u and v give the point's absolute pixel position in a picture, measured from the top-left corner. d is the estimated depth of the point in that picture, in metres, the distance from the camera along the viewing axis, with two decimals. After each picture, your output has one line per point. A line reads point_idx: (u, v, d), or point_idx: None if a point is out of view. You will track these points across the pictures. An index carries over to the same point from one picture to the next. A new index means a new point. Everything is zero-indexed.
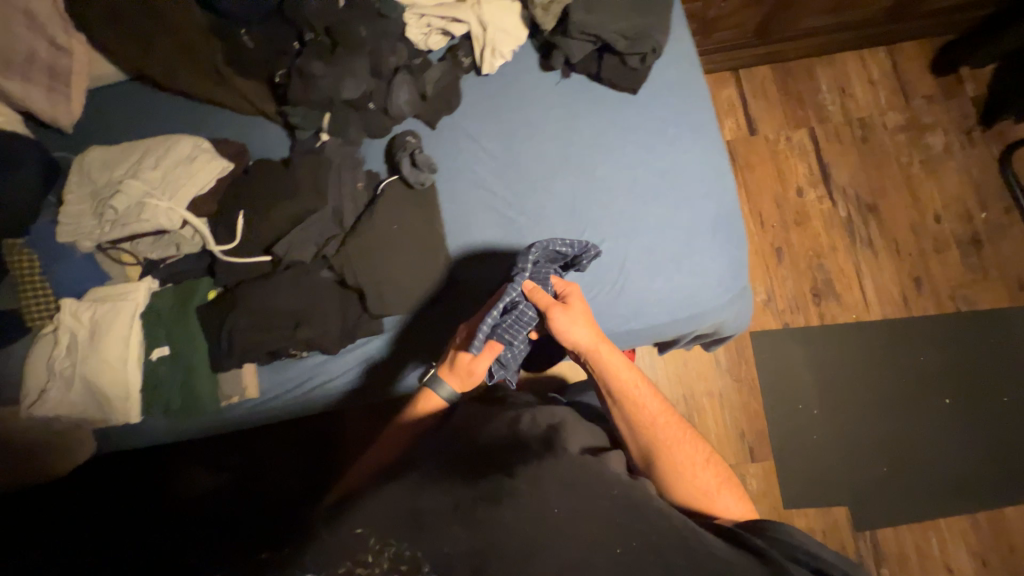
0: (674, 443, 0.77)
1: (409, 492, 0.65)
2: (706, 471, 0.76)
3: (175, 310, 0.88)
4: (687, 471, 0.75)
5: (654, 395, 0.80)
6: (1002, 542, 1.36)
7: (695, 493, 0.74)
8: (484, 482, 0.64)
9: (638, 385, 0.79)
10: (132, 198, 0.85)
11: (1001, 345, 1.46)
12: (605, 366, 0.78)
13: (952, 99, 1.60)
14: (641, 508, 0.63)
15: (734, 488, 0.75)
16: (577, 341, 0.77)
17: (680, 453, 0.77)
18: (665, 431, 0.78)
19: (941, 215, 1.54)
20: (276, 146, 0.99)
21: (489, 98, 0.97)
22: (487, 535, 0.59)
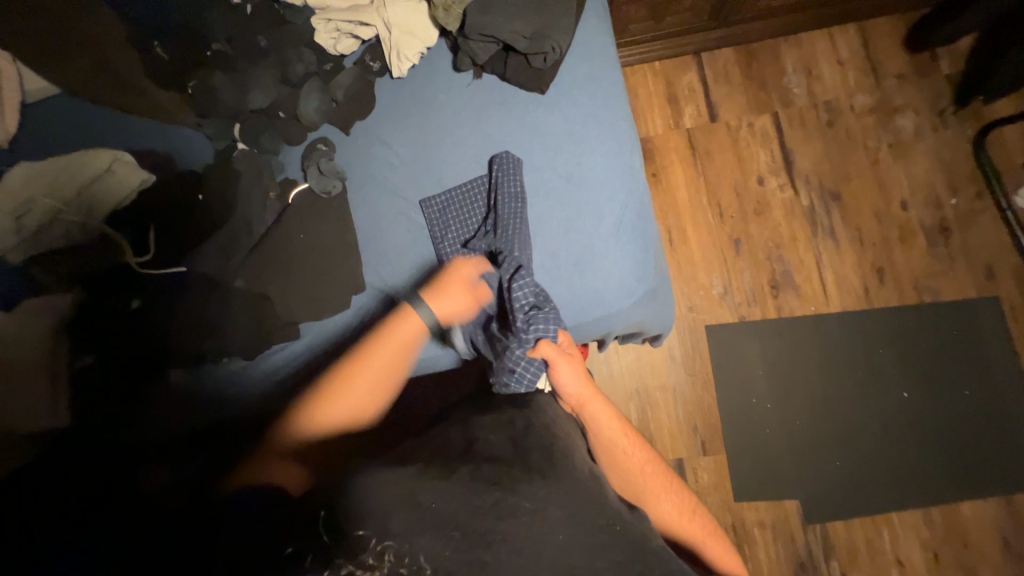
0: (656, 491, 0.81)
1: (402, 485, 0.64)
2: (692, 521, 0.81)
3: (91, 319, 0.89)
4: (670, 518, 0.80)
5: (638, 444, 0.85)
6: (956, 537, 1.34)
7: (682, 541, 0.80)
8: (489, 492, 0.64)
9: (620, 433, 0.84)
10: (43, 214, 0.88)
11: (965, 337, 1.42)
12: (594, 416, 0.84)
13: (925, 79, 1.52)
14: (640, 543, 0.63)
15: (704, 527, 0.82)
16: (573, 391, 0.83)
17: (660, 501, 0.81)
18: (652, 481, 0.82)
19: (908, 202, 1.48)
20: (199, 156, 1.02)
21: (403, 101, 0.96)
22: (485, 545, 0.59)
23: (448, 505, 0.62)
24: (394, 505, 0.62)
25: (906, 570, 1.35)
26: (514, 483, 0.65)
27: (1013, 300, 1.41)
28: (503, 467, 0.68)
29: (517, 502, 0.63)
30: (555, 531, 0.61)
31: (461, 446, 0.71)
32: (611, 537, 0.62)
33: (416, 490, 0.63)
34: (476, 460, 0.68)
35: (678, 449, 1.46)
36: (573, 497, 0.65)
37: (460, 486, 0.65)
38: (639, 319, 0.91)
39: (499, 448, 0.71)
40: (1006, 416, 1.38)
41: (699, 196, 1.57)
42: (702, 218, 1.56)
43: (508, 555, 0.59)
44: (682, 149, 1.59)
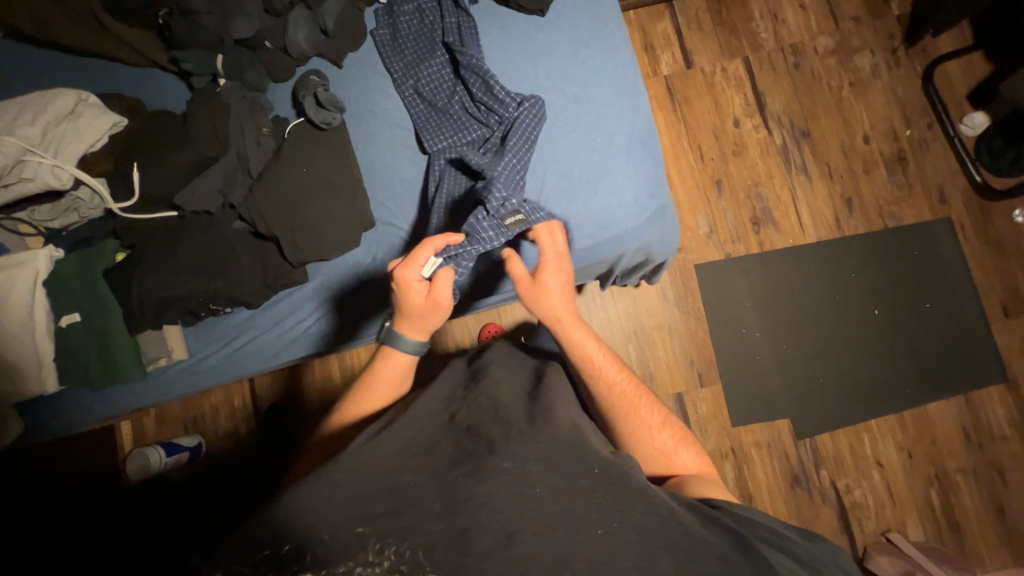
0: (631, 410, 0.76)
1: (378, 471, 0.56)
2: (663, 432, 0.76)
3: (79, 273, 0.84)
4: (640, 432, 0.75)
5: (616, 362, 0.78)
6: (925, 435, 1.49)
7: (655, 456, 0.75)
8: (466, 462, 0.58)
9: (593, 352, 0.77)
10: (9, 154, 0.77)
11: (924, 257, 1.55)
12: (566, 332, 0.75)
13: (878, 20, 1.62)
14: (623, 482, 0.59)
15: (683, 443, 0.76)
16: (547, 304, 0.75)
17: (636, 420, 0.75)
18: (623, 396, 0.76)
19: (869, 136, 1.59)
20: (175, 99, 0.94)
21: (398, 27, 0.92)
22: (472, 512, 0.52)
23: (428, 479, 0.56)
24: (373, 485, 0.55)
25: (886, 470, 1.48)
26: (491, 445, 0.60)
27: (962, 220, 1.56)
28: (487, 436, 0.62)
29: (494, 464, 0.57)
30: (534, 489, 0.55)
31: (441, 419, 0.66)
32: (589, 482, 0.57)
33: (396, 471, 0.57)
34: (456, 434, 0.63)
35: (677, 384, 1.51)
36: (553, 448, 0.61)
37: (439, 459, 0.59)
38: (652, 238, 0.93)
39: (483, 415, 0.66)
40: (962, 324, 1.53)
41: (681, 141, 1.61)
42: (685, 162, 1.61)
43: (489, 516, 0.52)
44: (662, 96, 1.62)
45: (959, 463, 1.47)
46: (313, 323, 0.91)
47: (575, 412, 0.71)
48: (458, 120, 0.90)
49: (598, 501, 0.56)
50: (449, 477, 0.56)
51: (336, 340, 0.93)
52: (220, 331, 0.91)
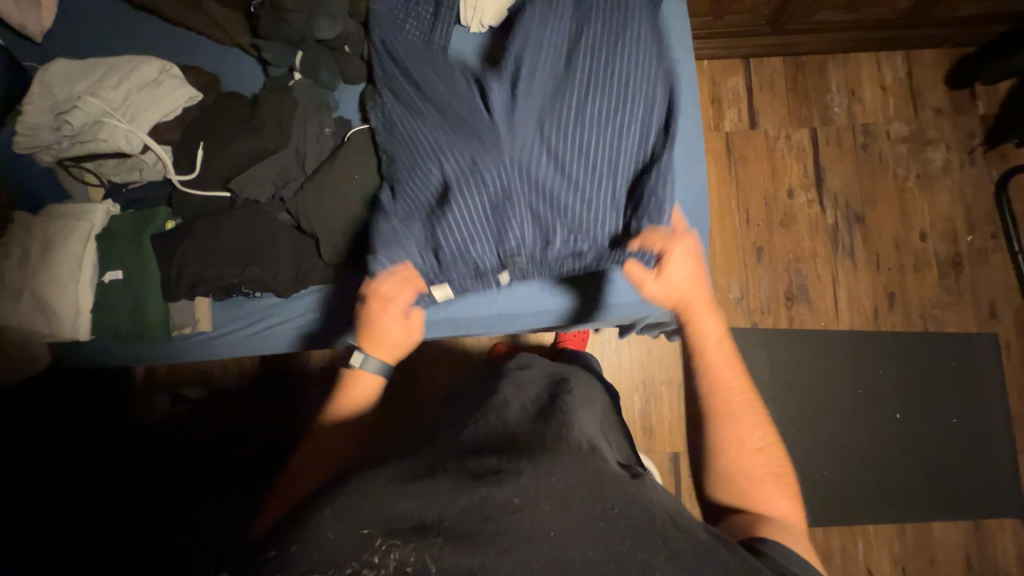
0: (722, 429, 0.70)
1: (379, 493, 0.55)
2: (754, 461, 0.67)
3: (130, 234, 0.88)
4: (732, 455, 0.68)
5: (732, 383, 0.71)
6: (924, 553, 1.42)
7: (729, 482, 0.68)
8: (474, 490, 0.56)
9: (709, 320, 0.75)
10: (90, 114, 0.82)
11: (961, 368, 1.48)
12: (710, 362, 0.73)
13: (961, 115, 1.56)
14: (645, 525, 0.55)
15: (779, 486, 0.67)
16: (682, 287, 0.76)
17: (747, 464, 0.68)
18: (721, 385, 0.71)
19: (926, 233, 1.53)
20: (251, 84, 0.97)
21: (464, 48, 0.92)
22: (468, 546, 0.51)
23: (433, 509, 0.54)
24: (376, 515, 0.52)
25: None
26: (503, 475, 0.58)
27: (1009, 338, 1.48)
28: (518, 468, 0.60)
29: (506, 494, 0.55)
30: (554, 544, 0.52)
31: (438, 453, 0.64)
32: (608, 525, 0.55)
33: (400, 498, 0.54)
34: (469, 451, 0.63)
35: (675, 443, 1.49)
36: (567, 480, 0.58)
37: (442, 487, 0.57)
38: None
39: (495, 438, 0.66)
40: (987, 446, 1.46)
41: (729, 200, 1.58)
42: (729, 222, 1.57)
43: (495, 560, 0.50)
44: (719, 152, 1.59)
45: None
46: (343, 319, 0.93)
47: (592, 434, 0.71)
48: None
49: (614, 548, 0.53)
50: (453, 506, 0.54)
51: (367, 337, 0.95)
52: (245, 312, 0.93)
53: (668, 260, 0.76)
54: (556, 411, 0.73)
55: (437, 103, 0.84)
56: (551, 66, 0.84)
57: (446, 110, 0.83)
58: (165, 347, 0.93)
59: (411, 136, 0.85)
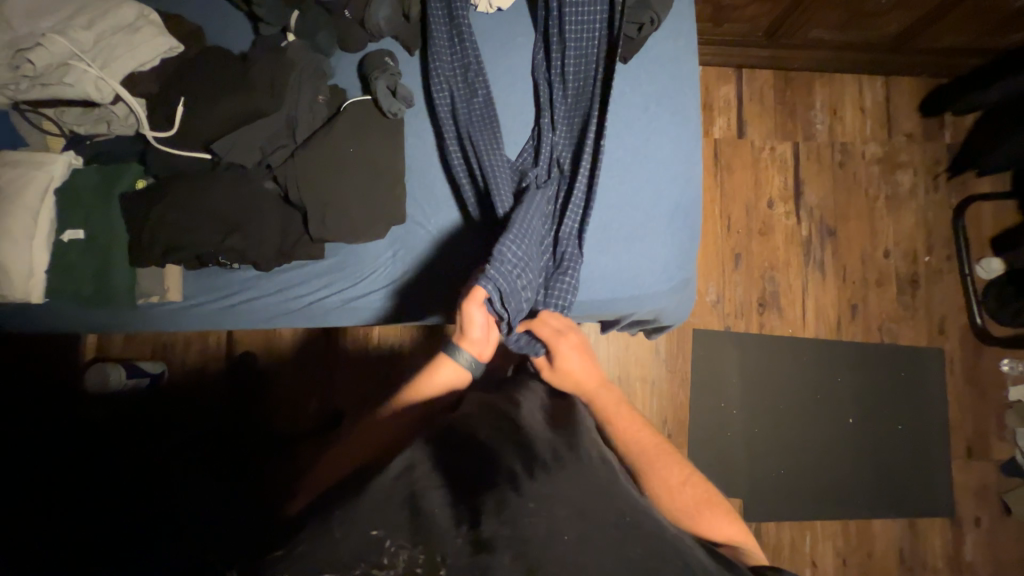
0: (648, 467, 0.73)
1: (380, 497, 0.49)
2: (684, 490, 0.70)
3: (96, 190, 0.81)
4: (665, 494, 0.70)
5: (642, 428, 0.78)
6: (864, 547, 1.53)
7: (680, 511, 0.68)
8: (479, 496, 0.50)
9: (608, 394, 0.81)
10: (55, 55, 0.74)
11: (909, 380, 1.59)
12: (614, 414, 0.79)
13: (930, 142, 1.65)
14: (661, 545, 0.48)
15: (724, 512, 0.69)
16: (574, 369, 0.82)
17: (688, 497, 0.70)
18: (621, 420, 0.78)
19: (889, 252, 1.62)
20: (238, 39, 0.90)
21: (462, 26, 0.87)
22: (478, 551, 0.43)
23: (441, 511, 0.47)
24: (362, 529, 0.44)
25: (819, 570, 1.51)
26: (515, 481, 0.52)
27: (953, 354, 1.60)
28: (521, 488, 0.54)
29: (521, 503, 0.49)
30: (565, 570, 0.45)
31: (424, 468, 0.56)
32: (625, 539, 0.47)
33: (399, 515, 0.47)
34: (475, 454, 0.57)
35: None
36: (582, 493, 0.53)
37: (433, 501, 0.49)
38: (660, 307, 0.93)
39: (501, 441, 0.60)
40: (927, 452, 1.57)
41: (713, 206, 1.62)
42: (712, 226, 1.61)
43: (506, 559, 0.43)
44: (707, 157, 1.63)
45: None
46: (327, 296, 0.88)
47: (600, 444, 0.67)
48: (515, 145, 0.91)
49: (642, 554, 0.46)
50: (456, 515, 0.47)
51: (353, 319, 0.91)
52: (222, 284, 0.88)
53: (565, 353, 0.82)
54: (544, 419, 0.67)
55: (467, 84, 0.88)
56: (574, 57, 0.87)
57: (476, 125, 0.87)
58: (129, 316, 0.86)
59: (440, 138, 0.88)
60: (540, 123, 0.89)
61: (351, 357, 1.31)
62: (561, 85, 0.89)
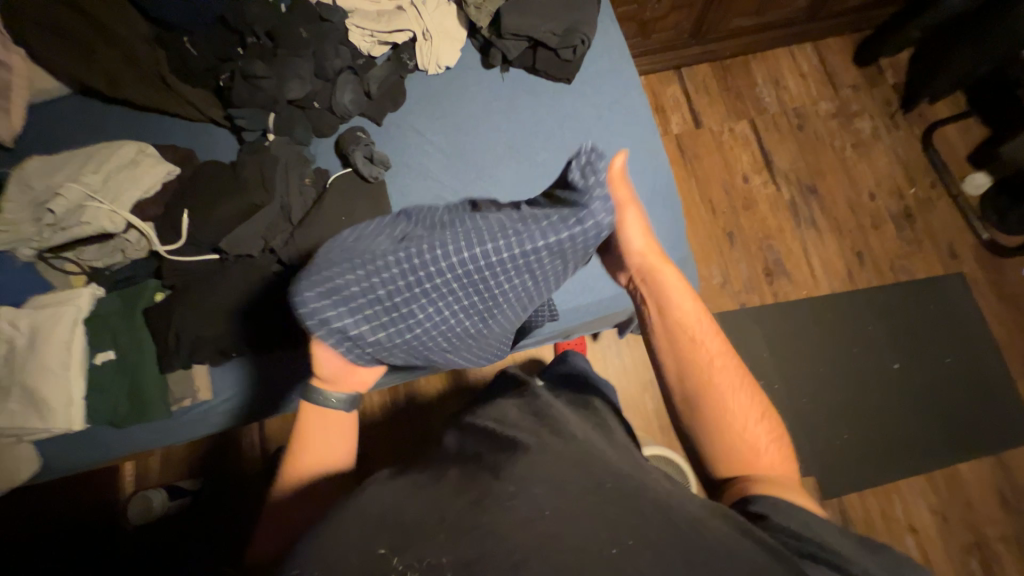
0: (729, 396, 0.59)
1: (431, 497, 0.49)
2: (762, 429, 0.58)
3: (121, 311, 0.88)
4: (743, 422, 0.58)
5: (735, 358, 0.62)
6: (960, 498, 1.40)
7: (743, 448, 0.57)
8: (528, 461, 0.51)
9: (707, 330, 0.62)
10: (72, 200, 0.83)
11: (939, 311, 1.55)
12: (702, 331, 0.62)
13: (875, 87, 1.74)
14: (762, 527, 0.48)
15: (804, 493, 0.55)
16: (637, 250, 0.67)
17: (755, 450, 0.57)
18: (720, 369, 0.60)
19: (874, 193, 1.65)
20: (225, 150, 1.00)
21: (418, 91, 1.02)
22: (485, 534, 0.43)
23: (547, 501, 0.45)
24: (384, 525, 0.46)
25: (921, 535, 1.37)
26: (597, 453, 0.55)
27: (974, 275, 1.58)
28: (589, 466, 0.50)
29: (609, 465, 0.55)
30: (597, 537, 0.42)
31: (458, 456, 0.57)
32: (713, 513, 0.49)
33: (404, 508, 0.48)
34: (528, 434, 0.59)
35: None
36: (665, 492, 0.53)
37: (448, 489, 0.50)
38: None
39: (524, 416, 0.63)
40: (985, 380, 1.50)
41: (693, 193, 1.67)
42: (697, 213, 1.65)
43: (532, 531, 0.43)
44: (673, 153, 1.70)
45: (998, 528, 1.38)
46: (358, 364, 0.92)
47: (595, 429, 0.61)
48: (504, 201, 0.94)
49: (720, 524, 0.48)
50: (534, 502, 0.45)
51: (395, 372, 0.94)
52: (251, 373, 0.89)
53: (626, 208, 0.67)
54: (528, 411, 0.62)
55: (441, 141, 0.98)
56: (529, 95, 1.01)
57: (449, 174, 0.96)
58: (163, 426, 0.88)
59: (422, 184, 0.96)
60: (502, 158, 0.97)
61: (381, 424, 1.31)
62: (507, 134, 0.98)
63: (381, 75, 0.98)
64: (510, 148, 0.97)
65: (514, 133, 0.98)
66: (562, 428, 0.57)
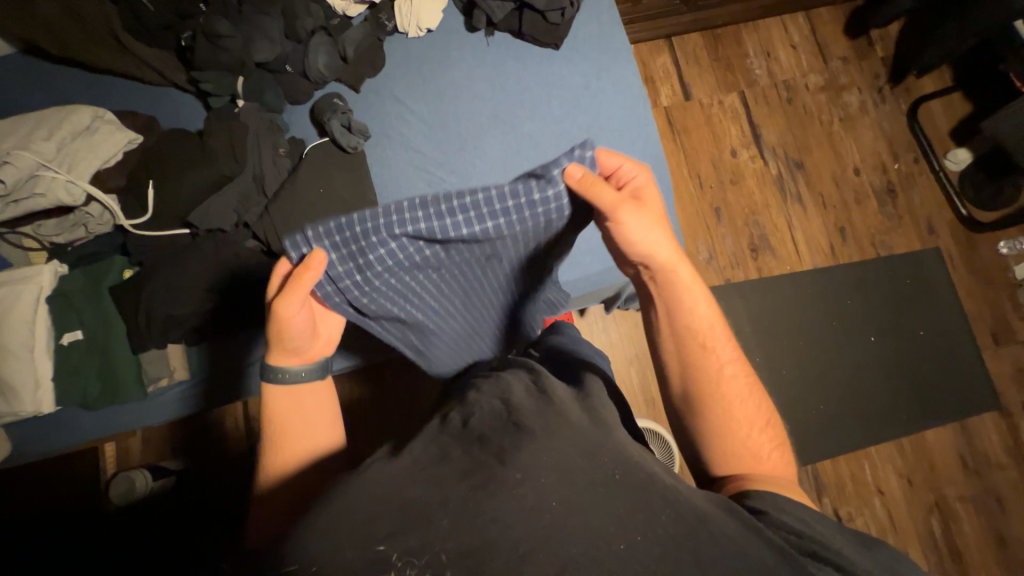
0: (731, 402, 0.61)
1: (429, 479, 0.47)
2: (762, 434, 0.61)
3: (86, 288, 0.84)
4: (742, 427, 0.60)
5: (739, 358, 0.63)
6: (925, 463, 1.48)
7: (740, 453, 0.60)
8: (532, 447, 0.47)
9: (718, 334, 0.62)
10: (23, 169, 0.78)
11: (915, 285, 1.59)
12: (707, 333, 0.62)
13: (864, 60, 1.72)
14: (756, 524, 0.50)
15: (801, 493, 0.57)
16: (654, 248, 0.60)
17: (751, 454, 0.60)
18: (729, 379, 0.61)
19: (859, 168, 1.66)
20: (191, 117, 0.94)
21: (398, 56, 0.96)
22: (484, 521, 0.42)
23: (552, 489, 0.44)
24: (376, 511, 0.44)
25: (888, 497, 1.45)
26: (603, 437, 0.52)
27: (950, 250, 1.62)
28: (596, 457, 0.48)
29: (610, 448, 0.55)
30: (608, 535, 0.42)
31: (456, 423, 0.54)
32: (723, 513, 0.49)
33: (405, 484, 0.46)
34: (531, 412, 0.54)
35: None
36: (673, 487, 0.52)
37: (450, 469, 0.48)
38: None
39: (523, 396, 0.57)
40: (954, 352, 1.56)
41: (681, 167, 1.65)
42: (685, 188, 1.64)
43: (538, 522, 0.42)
44: (662, 126, 1.67)
45: (958, 490, 1.46)
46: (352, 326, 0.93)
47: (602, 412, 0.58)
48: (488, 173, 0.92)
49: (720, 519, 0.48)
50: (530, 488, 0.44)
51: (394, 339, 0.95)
52: (236, 356, 0.87)
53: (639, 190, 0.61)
54: (532, 390, 0.57)
55: (423, 109, 0.94)
56: (514, 62, 0.96)
57: (432, 144, 0.93)
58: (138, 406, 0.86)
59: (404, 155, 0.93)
60: (487, 128, 0.93)
61: (367, 401, 1.30)
62: (492, 103, 0.94)
63: (356, 37, 0.92)
64: (495, 117, 0.94)
65: (499, 102, 0.94)
66: (563, 406, 0.54)
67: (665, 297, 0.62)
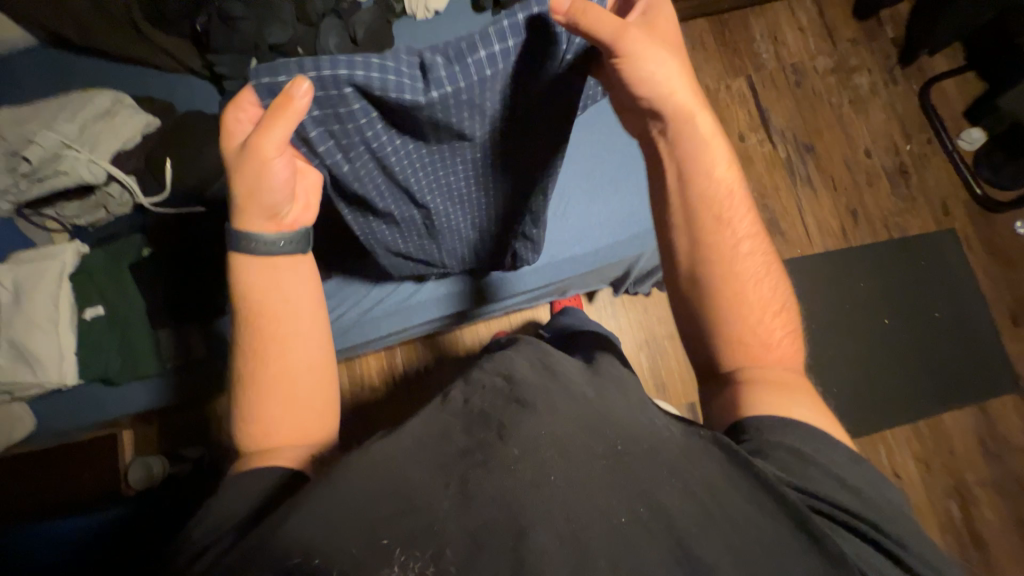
0: (744, 284, 0.61)
1: (433, 459, 0.45)
2: (776, 321, 0.62)
3: (106, 266, 0.86)
4: (757, 310, 0.61)
5: (754, 232, 0.64)
6: (943, 447, 1.45)
7: (752, 344, 0.60)
8: (537, 425, 0.45)
9: (739, 211, 0.63)
10: (47, 148, 0.80)
11: (930, 267, 1.57)
12: (729, 201, 0.63)
13: (874, 41, 1.70)
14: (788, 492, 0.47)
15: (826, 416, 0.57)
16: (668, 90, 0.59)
17: (765, 344, 0.61)
18: (745, 256, 0.62)
19: (871, 150, 1.64)
20: (206, 101, 0.96)
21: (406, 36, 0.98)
22: (489, 497, 0.42)
23: (557, 469, 0.43)
24: (385, 484, 0.43)
25: (905, 482, 1.42)
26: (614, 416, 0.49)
27: (966, 231, 1.59)
28: (601, 430, 0.47)
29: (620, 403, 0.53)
30: (613, 512, 0.42)
31: (457, 400, 0.50)
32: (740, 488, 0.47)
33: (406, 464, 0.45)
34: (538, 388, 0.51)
35: (690, 392, 1.46)
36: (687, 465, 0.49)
37: (450, 449, 0.46)
38: (642, 249, 1.06)
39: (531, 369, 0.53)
40: (972, 334, 1.53)
41: None
42: None
43: (544, 512, 0.41)
44: None
45: (978, 475, 1.43)
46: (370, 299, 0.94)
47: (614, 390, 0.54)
48: None
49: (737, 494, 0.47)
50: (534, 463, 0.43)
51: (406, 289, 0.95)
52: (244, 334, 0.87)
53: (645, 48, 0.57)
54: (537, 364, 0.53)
55: None
56: None
57: None
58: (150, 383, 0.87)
59: None
60: None
61: (379, 384, 1.32)
62: None
63: (366, 18, 0.93)
64: None
65: None
66: (570, 381, 0.51)
67: (686, 155, 0.62)
